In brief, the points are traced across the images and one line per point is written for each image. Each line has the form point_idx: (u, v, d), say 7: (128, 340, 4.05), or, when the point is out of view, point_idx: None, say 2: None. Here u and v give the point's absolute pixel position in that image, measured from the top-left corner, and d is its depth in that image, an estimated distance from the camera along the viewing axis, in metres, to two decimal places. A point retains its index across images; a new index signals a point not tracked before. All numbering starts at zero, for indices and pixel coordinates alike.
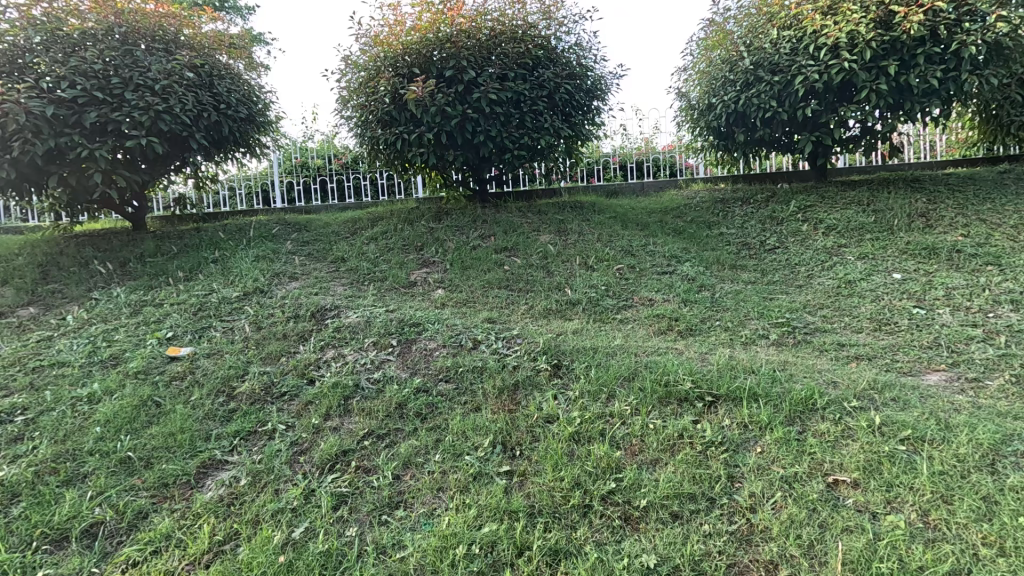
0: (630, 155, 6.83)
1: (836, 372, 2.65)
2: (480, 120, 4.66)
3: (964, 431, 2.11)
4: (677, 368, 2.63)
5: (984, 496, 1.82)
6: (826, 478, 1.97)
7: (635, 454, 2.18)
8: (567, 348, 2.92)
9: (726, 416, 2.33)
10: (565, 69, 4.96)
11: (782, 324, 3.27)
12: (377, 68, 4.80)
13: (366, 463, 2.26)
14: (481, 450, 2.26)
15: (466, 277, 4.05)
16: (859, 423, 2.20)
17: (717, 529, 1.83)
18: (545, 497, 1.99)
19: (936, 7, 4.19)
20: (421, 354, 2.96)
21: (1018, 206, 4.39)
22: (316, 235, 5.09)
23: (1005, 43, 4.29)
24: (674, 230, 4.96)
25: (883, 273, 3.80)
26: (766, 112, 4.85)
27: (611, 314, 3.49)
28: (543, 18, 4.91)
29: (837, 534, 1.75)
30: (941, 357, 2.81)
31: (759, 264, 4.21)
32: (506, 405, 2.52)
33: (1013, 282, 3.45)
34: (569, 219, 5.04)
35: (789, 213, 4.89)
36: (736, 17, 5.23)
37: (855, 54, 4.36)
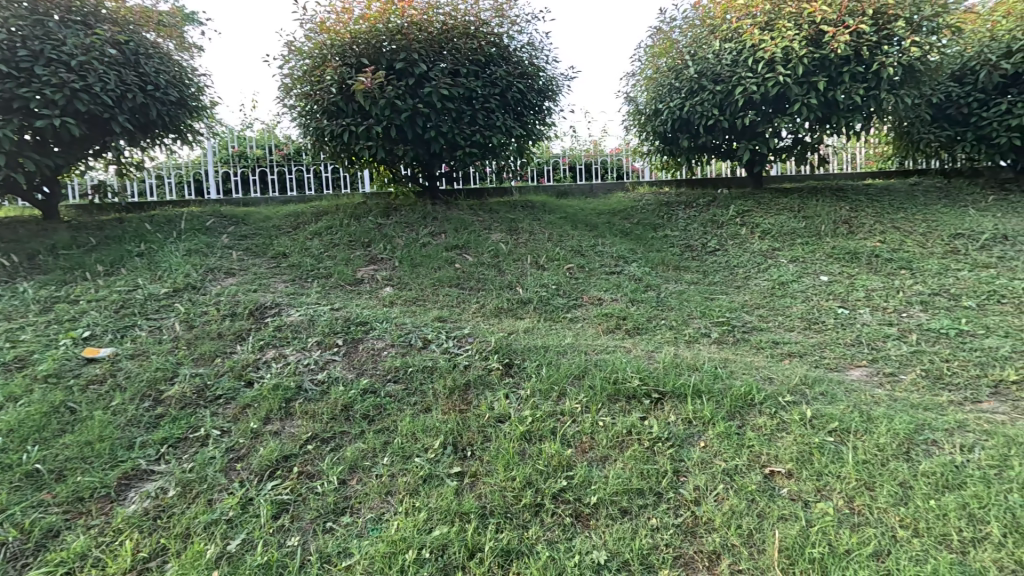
0: (580, 157, 6.94)
1: (772, 369, 2.80)
2: (431, 115, 4.58)
3: (883, 422, 2.28)
4: (625, 366, 2.69)
5: (902, 481, 1.96)
6: (764, 469, 2.07)
7: (585, 451, 2.21)
8: (518, 347, 2.92)
9: (672, 413, 2.40)
10: (517, 68, 4.95)
11: (722, 323, 3.42)
12: (323, 57, 4.61)
13: (309, 469, 2.15)
14: (432, 451, 2.21)
15: (415, 275, 3.96)
16: (793, 416, 2.33)
17: (664, 522, 1.88)
18: (497, 497, 1.98)
19: (860, 29, 4.50)
20: (369, 354, 2.86)
21: (927, 216, 4.81)
22: (255, 229, 4.83)
23: (918, 67, 4.68)
24: (621, 231, 5.08)
25: (812, 275, 4.07)
26: (709, 119, 5.09)
27: (561, 313, 3.52)
28: (495, 16, 4.88)
29: (774, 522, 1.84)
30: (863, 353, 3.03)
31: (700, 266, 4.39)
32: (457, 405, 2.48)
33: (923, 284, 3.78)
34: (520, 218, 5.05)
35: (728, 217, 5.13)
36: (682, 27, 5.43)
37: (789, 69, 4.62)
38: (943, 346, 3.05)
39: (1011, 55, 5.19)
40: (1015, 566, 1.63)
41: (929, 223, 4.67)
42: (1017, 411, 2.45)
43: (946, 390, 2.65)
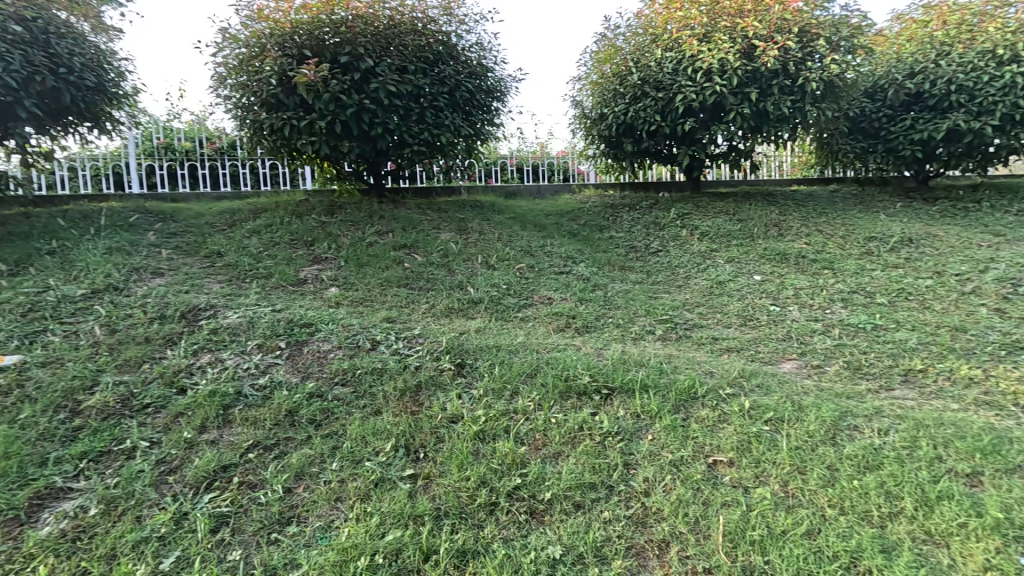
0: (527, 159, 7.01)
1: (712, 363, 2.95)
2: (377, 111, 4.46)
3: (812, 410, 2.45)
4: (576, 363, 2.75)
5: (829, 465, 2.12)
6: (707, 459, 2.18)
7: (538, 448, 2.23)
8: (470, 347, 2.90)
9: (621, 407, 2.47)
10: (466, 67, 4.93)
11: (666, 321, 3.56)
12: (261, 46, 4.39)
13: (251, 478, 2.04)
14: (384, 454, 2.15)
15: (362, 275, 3.85)
16: (732, 408, 2.46)
17: (615, 514, 1.93)
18: (452, 498, 1.96)
19: (787, 45, 4.80)
20: (314, 357, 2.75)
21: (845, 220, 5.22)
22: (185, 226, 4.53)
23: (837, 83, 5.06)
24: (569, 232, 5.17)
25: (746, 275, 4.31)
26: (651, 125, 5.29)
27: (512, 312, 3.54)
28: (443, 14, 4.82)
29: (717, 508, 1.93)
30: (792, 347, 3.25)
31: (644, 266, 4.55)
32: (408, 407, 2.43)
33: (843, 283, 4.10)
34: (469, 218, 5.03)
35: (669, 220, 5.35)
36: (625, 35, 5.60)
37: (724, 79, 4.88)
38: (861, 339, 3.33)
39: (914, 76, 5.73)
40: (926, 536, 1.79)
41: (847, 227, 5.07)
42: (922, 396, 2.72)
43: (865, 379, 2.89)
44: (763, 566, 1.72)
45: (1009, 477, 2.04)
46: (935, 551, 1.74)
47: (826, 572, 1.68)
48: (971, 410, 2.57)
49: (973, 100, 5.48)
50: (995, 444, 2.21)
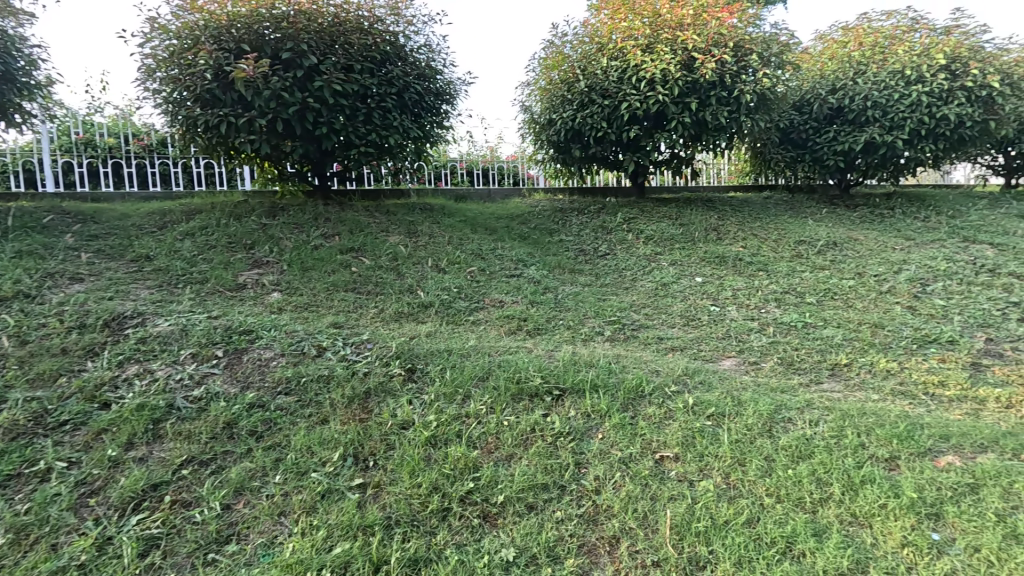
0: (477, 162, 7.02)
1: (658, 362, 3.05)
2: (322, 111, 4.32)
3: (750, 405, 2.58)
4: (527, 365, 2.77)
5: (766, 456, 2.23)
6: (655, 455, 2.24)
7: (491, 451, 2.22)
8: (421, 351, 2.86)
9: (572, 408, 2.51)
10: (414, 68, 4.83)
11: (614, 322, 3.65)
12: (194, 39, 4.16)
13: (185, 496, 1.91)
14: (331, 464, 2.08)
15: (306, 279, 3.71)
16: (678, 405, 2.56)
17: (567, 514, 1.95)
18: (402, 506, 1.91)
19: (724, 59, 5.04)
20: (255, 365, 2.62)
21: (777, 225, 5.56)
22: (109, 228, 4.21)
23: (769, 96, 5.36)
24: (520, 235, 5.20)
25: (688, 277, 4.50)
26: (598, 131, 5.43)
27: (463, 316, 3.51)
28: (390, 14, 4.73)
29: (664, 502, 1.99)
30: (731, 345, 3.41)
31: (593, 268, 4.65)
32: (356, 415, 2.36)
33: (776, 284, 4.35)
34: (419, 221, 4.96)
35: (616, 224, 5.50)
36: (573, 42, 5.72)
37: (666, 88, 5.07)
38: (793, 336, 3.54)
39: (836, 92, 6.17)
40: (852, 518, 1.92)
41: (779, 231, 5.40)
42: (847, 388, 2.93)
43: (796, 373, 3.09)
44: (708, 556, 1.78)
45: (921, 460, 2.22)
46: (859, 531, 1.87)
47: (765, 557, 1.77)
48: (889, 399, 2.79)
49: (886, 115, 5.95)
50: (909, 430, 2.41)
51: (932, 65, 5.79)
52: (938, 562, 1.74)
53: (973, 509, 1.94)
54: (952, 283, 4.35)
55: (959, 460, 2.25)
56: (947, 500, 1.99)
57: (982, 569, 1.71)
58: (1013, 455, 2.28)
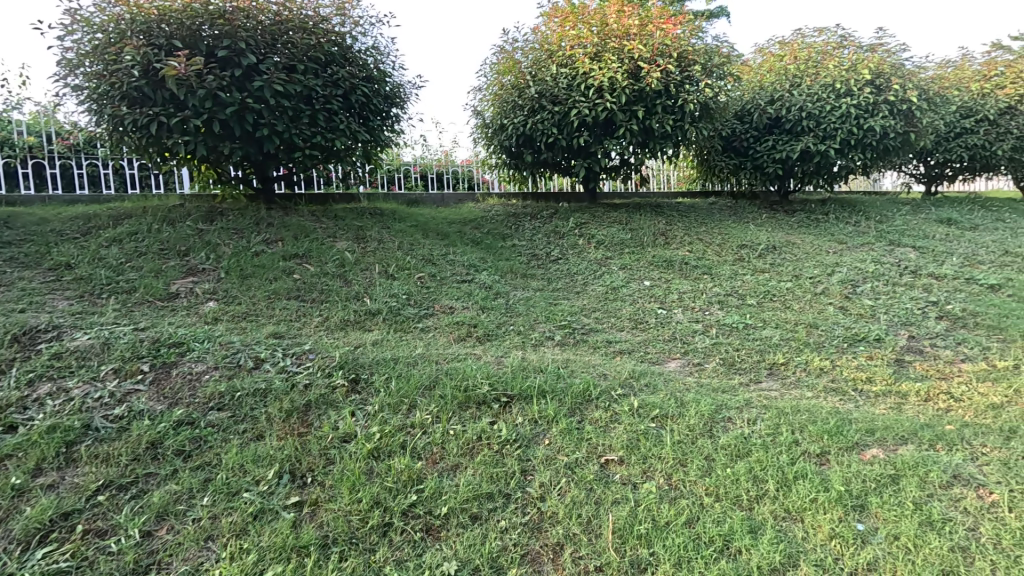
0: (431, 166, 6.95)
1: (605, 365, 3.09)
2: (263, 111, 4.15)
3: (692, 405, 2.64)
4: (475, 372, 2.74)
5: (706, 455, 2.29)
6: (600, 459, 2.26)
7: (436, 462, 2.18)
8: (366, 361, 2.78)
9: (519, 414, 2.50)
10: (361, 70, 4.71)
11: (564, 326, 3.68)
12: (121, 33, 3.93)
13: (99, 525, 1.78)
14: (265, 483, 1.98)
15: (245, 286, 3.55)
16: (623, 408, 2.60)
17: (512, 523, 1.93)
18: (341, 524, 1.84)
19: (669, 69, 5.18)
20: (185, 380, 2.47)
21: (721, 229, 5.77)
22: (25, 234, 3.90)
23: (712, 106, 5.54)
24: (472, 240, 5.17)
25: (637, 280, 4.59)
26: (549, 137, 5.48)
27: (412, 323, 3.45)
28: (336, 14, 4.62)
29: (608, 506, 2.01)
30: (677, 347, 3.50)
31: (544, 273, 4.67)
32: (294, 429, 2.26)
33: (720, 287, 4.50)
34: (368, 225, 4.85)
35: (568, 228, 5.56)
36: (523, 49, 5.76)
37: (614, 96, 5.16)
38: (734, 337, 3.67)
39: (774, 102, 6.47)
40: (785, 514, 2.00)
41: (723, 236, 5.60)
42: (784, 387, 3.05)
43: (736, 373, 3.20)
44: (649, 558, 1.80)
45: (849, 455, 2.34)
46: (791, 526, 1.94)
47: (703, 557, 1.80)
48: (821, 396, 2.94)
49: (819, 126, 6.28)
50: (839, 426, 2.53)
51: (859, 80, 6.17)
52: (862, 551, 1.83)
53: (894, 499, 2.05)
54: (879, 284, 4.64)
55: (882, 452, 2.38)
56: (871, 492, 2.10)
57: (901, 555, 1.81)
58: (930, 445, 2.44)
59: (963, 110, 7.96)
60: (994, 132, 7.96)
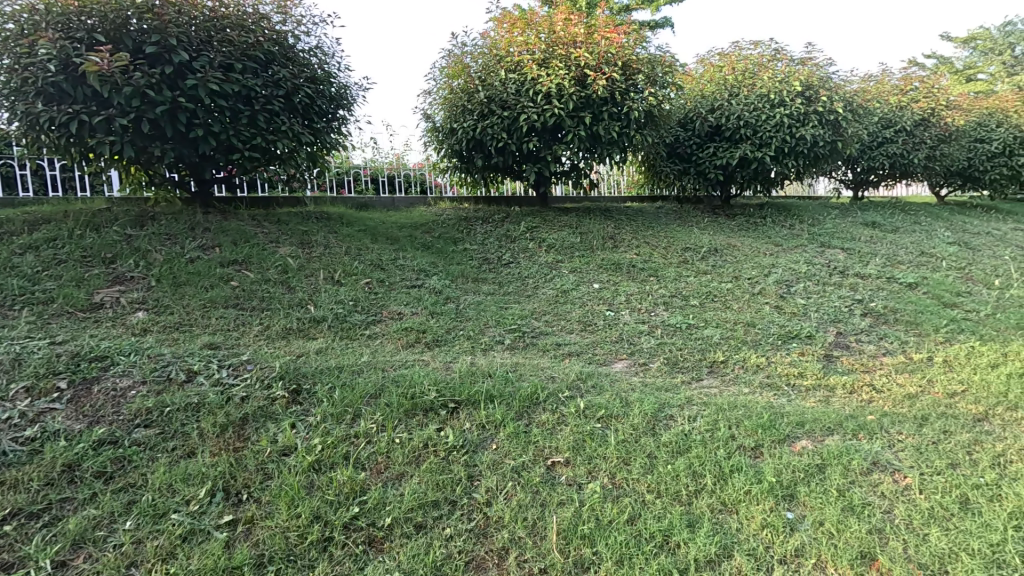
0: (382, 170, 6.86)
1: (554, 368, 3.13)
2: (197, 111, 3.96)
3: (636, 405, 2.72)
4: (422, 379, 2.71)
5: (649, 453, 2.36)
6: (546, 462, 2.29)
7: (380, 472, 2.14)
8: (308, 370, 2.70)
9: (467, 420, 2.49)
10: (304, 71, 4.58)
11: (514, 330, 3.69)
12: (36, 25, 3.66)
13: (4, 559, 1.64)
14: (196, 502, 1.88)
15: (179, 295, 3.37)
16: (570, 409, 2.64)
17: (457, 530, 1.92)
18: (278, 541, 1.78)
19: (614, 77, 5.31)
20: (108, 397, 2.32)
21: (667, 233, 5.96)
22: None
23: (656, 113, 5.72)
24: (423, 245, 5.13)
25: (587, 283, 4.68)
26: (499, 141, 5.50)
27: (359, 330, 3.37)
28: (277, 12, 4.49)
29: (553, 508, 2.03)
30: (624, 348, 3.59)
31: (496, 277, 4.68)
32: (230, 444, 2.16)
33: (665, 288, 4.65)
34: (314, 230, 4.71)
35: (520, 232, 5.60)
36: (472, 53, 5.77)
37: (562, 102, 5.25)
38: (678, 337, 3.80)
39: (714, 111, 6.77)
40: (721, 506, 2.08)
41: (668, 239, 5.79)
42: (723, 383, 3.19)
43: (679, 371, 3.32)
44: (591, 557, 1.82)
45: (781, 447, 2.46)
46: (727, 518, 2.02)
47: (643, 553, 1.84)
48: (757, 392, 3.08)
49: (756, 134, 6.60)
50: (772, 420, 2.66)
51: (791, 91, 6.53)
52: (790, 539, 1.93)
53: (819, 487, 2.18)
54: (810, 283, 4.92)
55: (810, 443, 2.52)
56: (799, 481, 2.22)
57: (825, 541, 1.92)
58: (853, 435, 2.60)
59: (884, 121, 8.58)
60: (910, 142, 8.64)
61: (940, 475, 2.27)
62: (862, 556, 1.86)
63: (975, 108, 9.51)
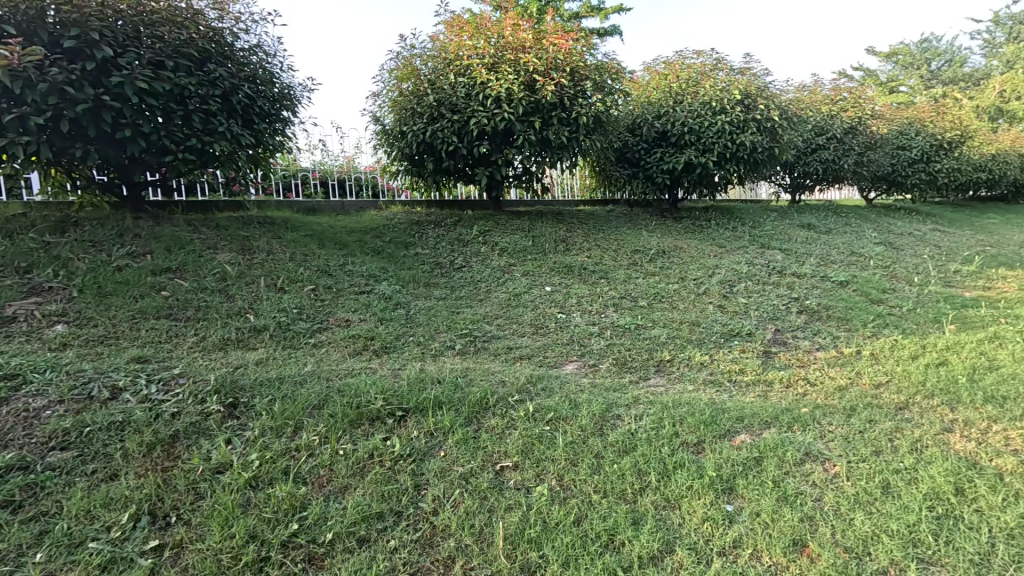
0: (331, 173, 6.67)
1: (504, 372, 3.13)
2: (123, 110, 3.73)
3: (584, 406, 2.75)
4: (369, 388, 2.65)
5: (597, 454, 2.39)
6: (495, 467, 2.28)
7: (322, 486, 2.06)
8: (247, 382, 2.58)
9: (415, 428, 2.45)
10: (243, 70, 4.40)
11: (465, 334, 3.67)
12: None
13: None
14: (118, 528, 1.76)
15: (104, 306, 3.16)
16: (519, 413, 2.64)
17: (402, 541, 1.87)
18: (208, 565, 1.68)
19: (562, 82, 5.38)
20: (19, 419, 2.15)
21: (617, 236, 6.09)
22: None
23: (604, 119, 5.84)
24: (373, 249, 5.02)
25: (539, 286, 4.71)
26: (449, 145, 5.46)
27: (303, 338, 3.26)
28: (213, 8, 4.31)
29: (500, 513, 2.02)
30: (575, 350, 3.64)
31: (448, 281, 4.64)
32: (157, 464, 2.04)
33: (616, 290, 4.75)
34: (256, 235, 4.53)
35: (472, 236, 5.58)
36: (421, 56, 5.71)
37: (511, 107, 5.27)
38: (627, 337, 3.89)
39: (661, 117, 6.99)
40: (665, 503, 2.13)
41: (618, 241, 5.92)
42: (669, 382, 3.28)
43: (628, 371, 3.39)
44: (538, 560, 1.82)
45: (721, 442, 2.55)
46: (670, 514, 2.07)
47: (589, 553, 1.86)
48: (700, 389, 3.19)
49: (700, 140, 6.86)
50: (713, 416, 2.76)
51: (731, 99, 6.83)
52: (728, 531, 1.99)
53: (756, 480, 2.27)
54: (751, 283, 5.14)
55: (749, 437, 2.63)
56: (738, 474, 2.30)
57: (761, 531, 1.99)
58: (788, 427, 2.73)
59: (817, 129, 9.10)
60: (841, 148, 9.20)
61: (864, 462, 2.41)
62: (793, 543, 1.94)
63: (896, 118, 10.28)
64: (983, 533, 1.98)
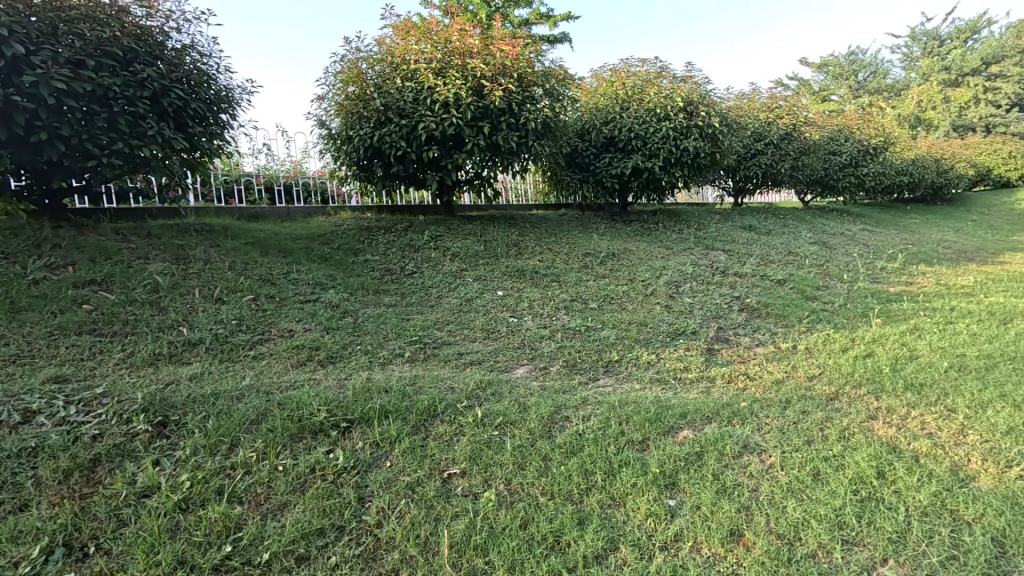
0: (276, 178, 6.45)
1: (454, 378, 3.10)
2: (39, 112, 3.48)
3: (533, 410, 2.77)
4: (312, 400, 2.56)
5: (544, 456, 2.41)
6: (442, 474, 2.26)
7: (259, 504, 1.98)
8: (179, 400, 2.45)
9: (359, 439, 2.39)
10: (175, 70, 4.20)
11: (415, 341, 3.62)
12: None
13: None
14: (27, 563, 1.63)
15: (17, 323, 2.93)
16: (468, 420, 2.62)
17: (344, 556, 1.81)
18: None
19: (510, 88, 5.43)
20: None
21: (569, 239, 6.18)
22: None
23: (553, 124, 5.91)
24: (319, 256, 4.88)
25: (491, 291, 4.72)
26: (397, 150, 5.39)
27: (242, 351, 3.12)
28: (141, 6, 4.11)
29: (446, 522, 1.99)
30: (526, 353, 3.66)
31: (398, 288, 4.58)
32: (74, 492, 1.90)
33: (567, 293, 4.81)
34: (192, 244, 4.32)
35: (424, 241, 5.52)
36: (367, 59, 5.62)
37: (460, 112, 5.26)
38: (577, 339, 3.95)
39: (608, 123, 7.16)
40: (610, 501, 2.17)
41: (570, 245, 6.01)
42: (617, 381, 3.35)
43: (578, 373, 3.44)
44: (483, 566, 1.81)
45: (665, 438, 2.62)
46: (615, 512, 2.11)
47: (534, 556, 1.86)
48: (647, 387, 3.27)
49: (646, 145, 7.06)
50: (658, 413, 2.84)
51: (674, 106, 7.09)
52: (670, 525, 2.05)
53: (697, 474, 2.34)
54: (696, 283, 5.33)
55: (691, 433, 2.72)
56: (680, 469, 2.37)
57: (701, 523, 2.06)
58: (728, 421, 2.84)
59: (755, 135, 9.57)
60: (778, 153, 9.70)
61: (797, 452, 2.54)
62: (730, 533, 2.02)
63: (826, 126, 10.95)
64: (900, 512, 2.12)
